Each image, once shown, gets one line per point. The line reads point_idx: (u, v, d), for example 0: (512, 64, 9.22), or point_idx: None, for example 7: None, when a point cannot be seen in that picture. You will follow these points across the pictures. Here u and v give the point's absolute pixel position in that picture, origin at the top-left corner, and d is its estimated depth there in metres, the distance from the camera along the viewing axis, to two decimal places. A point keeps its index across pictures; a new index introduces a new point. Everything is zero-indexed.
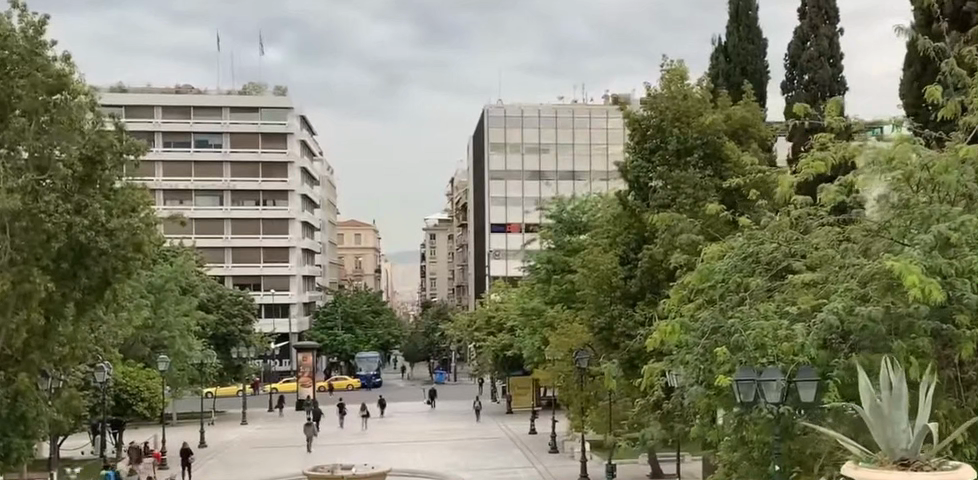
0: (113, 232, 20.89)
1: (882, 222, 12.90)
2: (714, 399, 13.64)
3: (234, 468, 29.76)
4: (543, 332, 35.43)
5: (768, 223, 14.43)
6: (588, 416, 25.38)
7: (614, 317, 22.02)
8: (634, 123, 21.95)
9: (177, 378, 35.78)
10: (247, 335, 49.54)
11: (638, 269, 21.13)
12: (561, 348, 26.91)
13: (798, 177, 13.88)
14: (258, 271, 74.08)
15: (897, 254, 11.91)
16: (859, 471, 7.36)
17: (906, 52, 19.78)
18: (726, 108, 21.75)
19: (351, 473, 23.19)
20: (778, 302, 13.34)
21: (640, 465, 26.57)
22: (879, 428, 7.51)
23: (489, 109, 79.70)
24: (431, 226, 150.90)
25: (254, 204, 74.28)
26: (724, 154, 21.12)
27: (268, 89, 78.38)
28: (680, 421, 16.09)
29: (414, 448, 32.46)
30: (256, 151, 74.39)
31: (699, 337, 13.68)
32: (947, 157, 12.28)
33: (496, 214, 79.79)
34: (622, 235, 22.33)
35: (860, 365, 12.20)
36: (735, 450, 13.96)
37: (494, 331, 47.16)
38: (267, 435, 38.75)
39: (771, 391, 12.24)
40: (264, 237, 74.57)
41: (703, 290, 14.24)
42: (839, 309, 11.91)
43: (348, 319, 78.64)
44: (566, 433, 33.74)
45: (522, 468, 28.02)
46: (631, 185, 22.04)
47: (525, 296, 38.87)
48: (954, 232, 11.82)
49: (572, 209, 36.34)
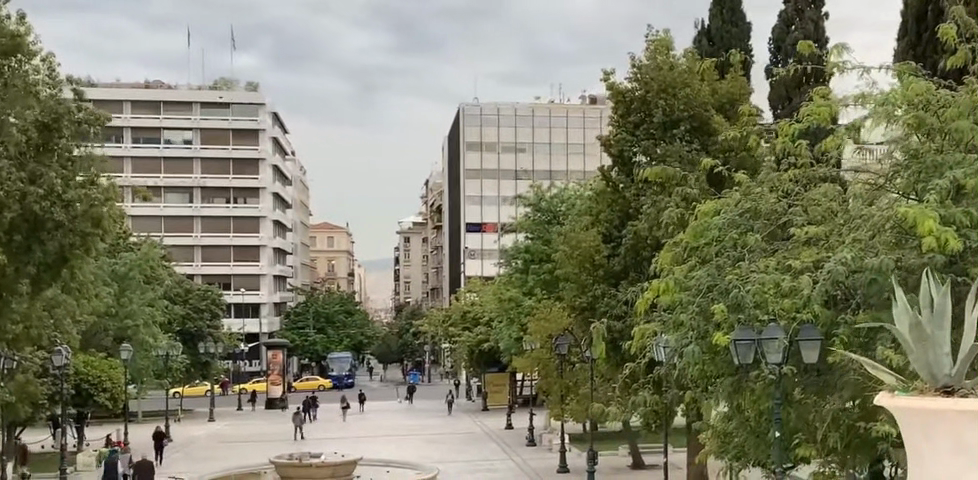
0: (71, 203, 19.78)
1: (889, 176, 12.12)
2: (708, 364, 12.76)
3: (200, 460, 28.71)
4: (522, 323, 34.62)
5: (766, 177, 13.54)
6: (567, 405, 24.48)
7: (597, 297, 21.21)
8: (618, 95, 21.07)
9: (141, 368, 34.67)
10: (214, 330, 48.47)
11: (622, 247, 20.32)
12: (539, 334, 26.14)
13: (798, 127, 13.04)
14: (227, 269, 72.85)
15: (908, 203, 11.15)
16: (896, 401, 6.56)
17: (905, 17, 19.00)
18: (712, 82, 20.96)
19: (319, 461, 22.18)
20: (778, 258, 12.48)
21: (621, 456, 25.72)
22: (919, 348, 6.60)
23: (466, 107, 78.68)
24: (405, 230, 150.08)
25: (224, 201, 73.10)
26: (712, 128, 20.34)
27: (238, 86, 77.38)
28: (666, 392, 15.17)
29: (387, 441, 31.47)
30: (226, 148, 73.24)
31: (695, 295, 12.75)
32: (960, 104, 11.57)
33: (471, 214, 79.08)
34: (605, 212, 21.36)
35: (868, 324, 11.39)
36: (731, 421, 13.11)
37: (469, 326, 46.37)
38: (234, 431, 37.68)
39: (773, 351, 11.47)
40: (234, 235, 73.39)
41: (698, 249, 13.37)
42: (847, 259, 11.13)
43: (319, 320, 77.57)
44: (544, 426, 32.87)
45: (498, 460, 27.09)
46: (615, 159, 21.21)
47: (501, 288, 38.05)
48: (970, 178, 11.06)
49: (552, 198, 35.42)
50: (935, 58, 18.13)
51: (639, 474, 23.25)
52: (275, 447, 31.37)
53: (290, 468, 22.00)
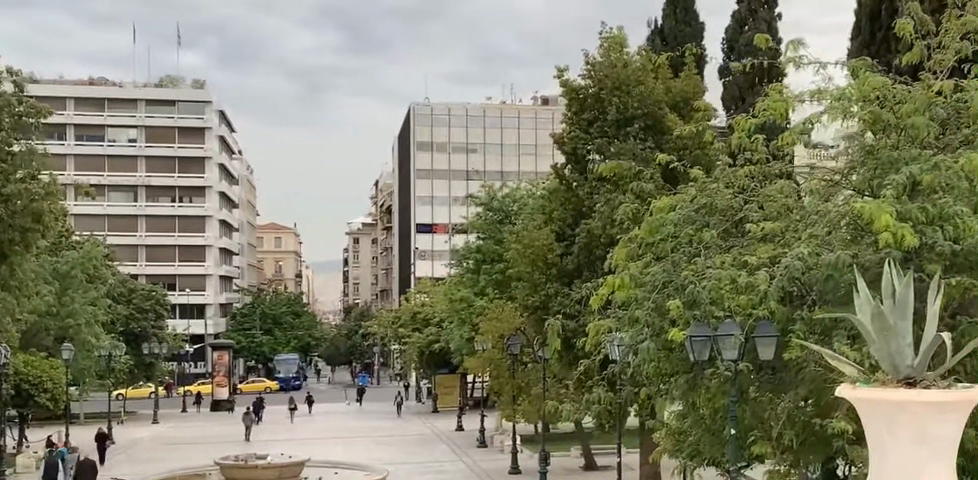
0: (10, 199, 19.27)
1: (846, 172, 12.07)
2: (663, 361, 12.59)
3: (144, 462, 28.15)
4: (473, 323, 34.44)
5: (722, 171, 13.42)
6: (518, 405, 24.32)
7: (549, 295, 21.07)
8: (572, 92, 20.95)
9: (83, 369, 34.00)
10: (159, 330, 47.73)
11: (576, 245, 20.22)
12: (491, 334, 25.95)
13: (754, 121, 12.95)
14: (173, 269, 71.89)
15: (864, 199, 11.07)
16: (856, 393, 6.44)
17: (859, 16, 19.08)
18: (666, 80, 20.89)
19: (266, 462, 21.79)
20: (734, 254, 12.36)
21: (573, 458, 25.55)
22: (880, 339, 6.45)
23: (417, 107, 78.33)
24: (355, 231, 149.25)
25: (169, 200, 72.15)
26: (666, 126, 20.26)
27: (185, 84, 76.48)
28: (619, 390, 15.03)
29: (335, 443, 31.08)
30: (172, 146, 72.33)
31: (651, 291, 12.58)
32: (915, 99, 11.54)
33: (421, 214, 78.57)
34: (558, 210, 21.24)
35: (824, 320, 11.30)
36: (687, 420, 12.99)
37: (420, 327, 46.05)
38: (179, 433, 37.06)
39: (729, 348, 11.35)
40: (180, 235, 72.44)
41: (653, 245, 13.22)
42: (804, 255, 11.05)
43: (267, 321, 76.77)
44: (495, 428, 32.70)
45: (448, 461, 26.85)
46: (569, 156, 21.11)
47: (452, 288, 37.79)
48: (927, 173, 11.00)
49: (504, 197, 35.26)
50: (889, 56, 18.19)
51: (591, 475, 23.11)
52: (221, 449, 30.87)
53: (236, 469, 21.57)
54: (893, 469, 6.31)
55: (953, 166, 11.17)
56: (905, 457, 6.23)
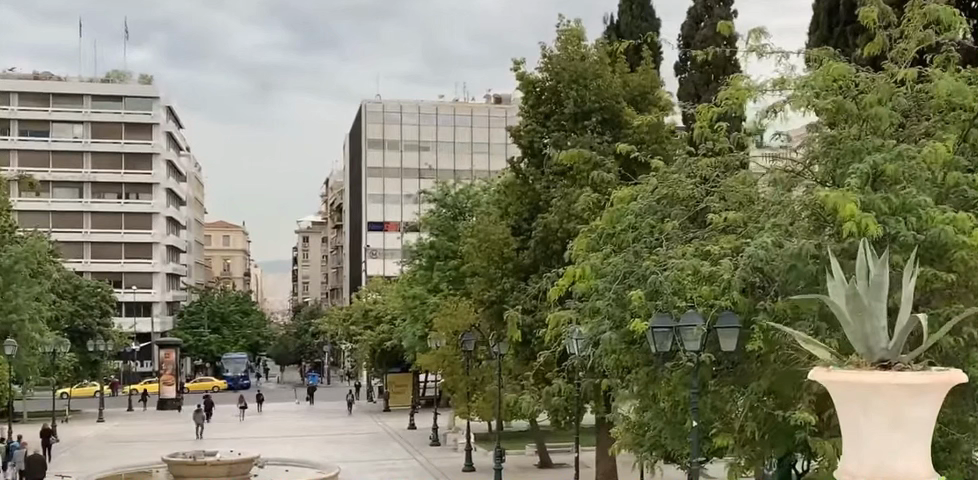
0: None
1: (808, 162, 11.98)
2: (624, 354, 12.40)
3: (88, 460, 27.56)
4: (426, 321, 34.19)
5: (684, 161, 13.28)
6: (473, 403, 24.08)
7: (505, 290, 20.91)
8: (529, 85, 20.84)
9: (25, 365, 33.24)
10: (105, 327, 47.04)
11: (532, 240, 20.11)
12: (445, 331, 25.74)
13: (717, 111, 12.83)
14: (118, 267, 70.81)
15: (827, 188, 10.99)
16: (830, 376, 6.21)
17: (819, 12, 19.13)
18: (624, 74, 20.79)
19: (214, 460, 21.36)
20: (696, 245, 12.22)
21: (528, 456, 25.36)
22: (856, 321, 6.24)
23: (368, 104, 77.82)
24: (304, 230, 148.07)
25: (116, 197, 71.09)
26: (623, 120, 20.16)
27: (132, 79, 75.43)
28: (578, 383, 14.88)
29: (285, 441, 30.68)
30: (118, 142, 71.35)
31: (611, 282, 12.38)
32: (879, 89, 11.46)
33: (373, 212, 78.14)
34: (515, 205, 21.15)
35: (787, 311, 11.18)
36: (648, 413, 12.84)
37: (371, 325, 45.67)
38: (124, 431, 36.39)
39: (691, 339, 11.20)
40: (126, 232, 71.40)
41: (614, 236, 13.06)
42: (767, 244, 10.93)
43: (214, 319, 75.91)
44: (447, 426, 32.51)
45: (401, 459, 26.53)
46: (525, 150, 21.09)
47: (405, 285, 37.49)
48: (891, 163, 10.92)
49: (457, 193, 35.01)
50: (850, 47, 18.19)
51: (546, 473, 22.94)
52: (168, 447, 30.31)
53: (184, 466, 21.13)
54: (868, 457, 6.09)
55: (916, 155, 11.12)
56: (881, 442, 6.02)
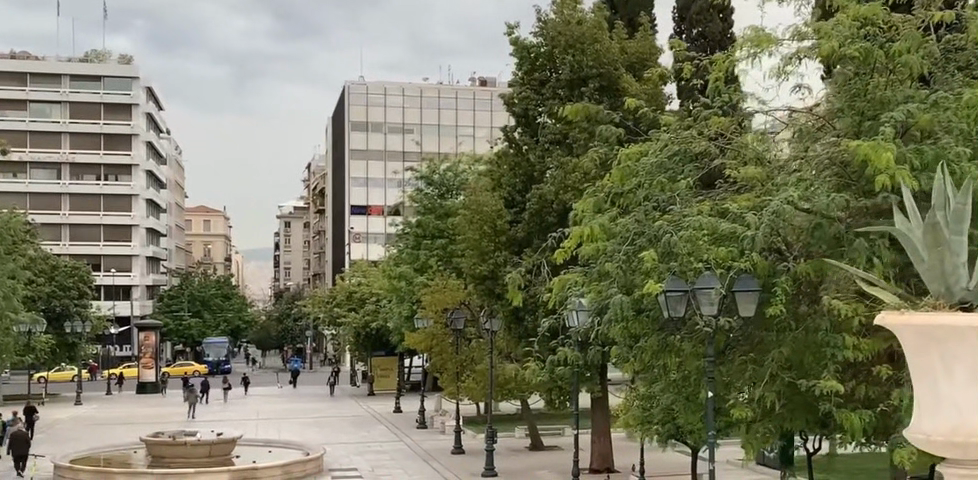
0: None
1: (831, 113, 11.17)
2: (634, 322, 11.57)
3: (61, 442, 26.58)
4: (413, 301, 33.54)
5: (694, 118, 12.48)
6: (462, 383, 23.30)
7: (498, 265, 20.09)
8: (523, 50, 20.00)
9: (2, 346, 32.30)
10: (82, 309, 45.97)
11: (527, 212, 19.37)
12: (434, 308, 24.98)
13: (730, 63, 12.00)
14: (98, 250, 69.89)
15: (854, 140, 10.18)
16: (904, 319, 5.40)
17: None
18: (622, 40, 19.97)
19: (196, 440, 20.47)
20: (711, 204, 11.44)
21: (518, 438, 24.67)
22: (935, 256, 5.45)
23: (352, 86, 76.65)
24: (285, 215, 147.22)
25: (95, 179, 70.09)
26: (621, 87, 19.41)
27: (111, 59, 74.32)
28: (579, 355, 14.12)
29: (268, 424, 29.88)
30: (97, 122, 70.22)
31: (622, 243, 11.59)
32: (908, 37, 10.66)
33: (356, 196, 77.29)
34: (508, 175, 20.35)
35: (810, 273, 10.41)
36: (659, 385, 12.09)
37: (354, 307, 44.95)
38: (103, 414, 35.64)
39: (707, 302, 10.42)
40: (105, 214, 70.38)
41: (623, 194, 12.24)
42: (793, 199, 10.13)
43: (195, 303, 75.33)
44: (434, 408, 31.79)
45: (388, 441, 25.79)
46: (519, 120, 20.30)
47: (392, 264, 36.78)
48: (923, 115, 10.17)
49: (444, 171, 35.29)
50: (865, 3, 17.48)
51: (542, 455, 22.26)
52: (145, 429, 29.55)
53: (162, 447, 20.32)
54: (948, 413, 5.32)
55: (951, 103, 10.31)
56: (965, 397, 5.26)
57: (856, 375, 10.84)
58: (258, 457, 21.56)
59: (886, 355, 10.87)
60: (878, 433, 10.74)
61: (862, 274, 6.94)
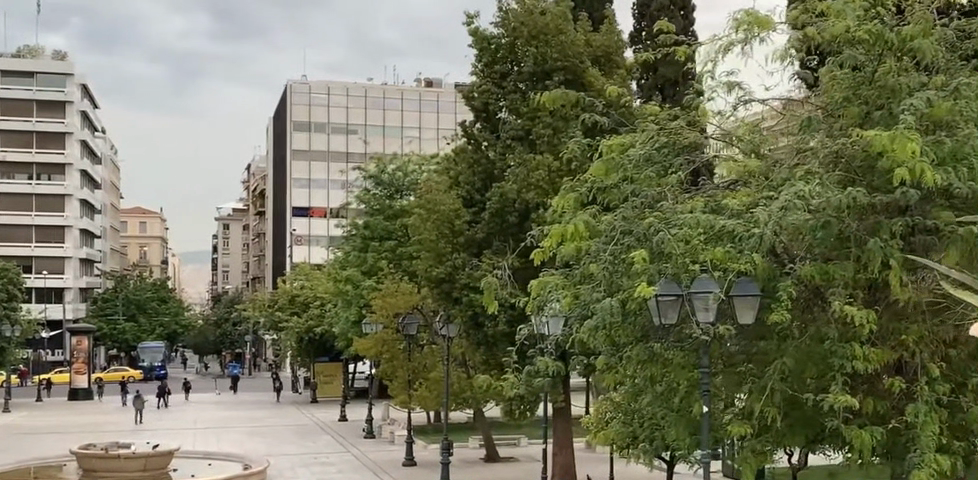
0: None
1: (834, 103, 10.21)
2: (617, 330, 10.51)
3: None
4: (362, 304, 32.49)
5: (679, 111, 11.47)
6: (414, 391, 22.16)
7: (455, 267, 19.01)
8: (482, 41, 18.88)
9: None
10: (12, 312, 44.22)
11: (486, 213, 18.34)
12: (384, 312, 23.81)
13: (723, 45, 10.96)
14: (29, 251, 67.53)
15: (867, 131, 9.25)
16: None
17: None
18: (587, 33, 18.99)
19: (131, 453, 19.08)
20: (705, 201, 10.46)
21: (473, 449, 23.61)
22: None
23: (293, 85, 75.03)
24: (225, 217, 144.89)
25: (26, 178, 67.75)
26: (586, 81, 18.42)
27: (45, 55, 72.16)
28: (550, 364, 13.13)
29: (207, 434, 28.51)
30: (29, 120, 68.01)
31: (608, 241, 10.51)
32: (924, 19, 9.71)
33: (298, 197, 75.66)
34: (466, 174, 19.26)
35: (816, 277, 9.41)
36: (643, 397, 11.10)
37: (298, 311, 43.69)
38: (32, 422, 33.97)
39: (703, 307, 9.40)
40: (36, 214, 68.08)
41: (605, 189, 11.17)
42: (802, 192, 9.15)
43: (130, 307, 73.50)
44: (382, 416, 30.69)
45: (335, 452, 24.59)
46: (477, 115, 19.18)
47: (338, 267, 35.61)
48: (940, 104, 9.28)
49: (394, 170, 34.21)
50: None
51: (498, 466, 21.26)
52: (78, 438, 28.13)
53: (93, 459, 18.84)
54: None
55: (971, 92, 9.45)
56: None
57: (864, 388, 9.92)
58: (197, 471, 20.22)
59: (893, 366, 10.00)
60: (884, 451, 9.83)
61: (955, 276, 5.97)
